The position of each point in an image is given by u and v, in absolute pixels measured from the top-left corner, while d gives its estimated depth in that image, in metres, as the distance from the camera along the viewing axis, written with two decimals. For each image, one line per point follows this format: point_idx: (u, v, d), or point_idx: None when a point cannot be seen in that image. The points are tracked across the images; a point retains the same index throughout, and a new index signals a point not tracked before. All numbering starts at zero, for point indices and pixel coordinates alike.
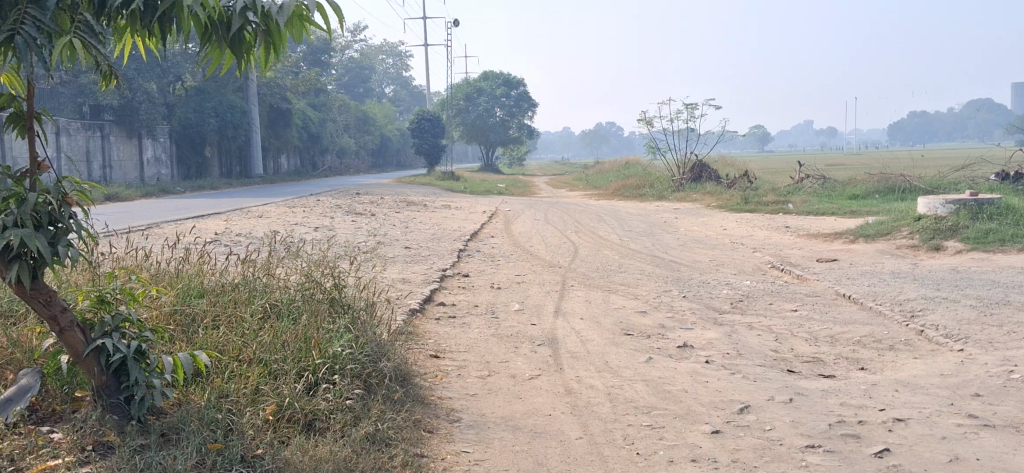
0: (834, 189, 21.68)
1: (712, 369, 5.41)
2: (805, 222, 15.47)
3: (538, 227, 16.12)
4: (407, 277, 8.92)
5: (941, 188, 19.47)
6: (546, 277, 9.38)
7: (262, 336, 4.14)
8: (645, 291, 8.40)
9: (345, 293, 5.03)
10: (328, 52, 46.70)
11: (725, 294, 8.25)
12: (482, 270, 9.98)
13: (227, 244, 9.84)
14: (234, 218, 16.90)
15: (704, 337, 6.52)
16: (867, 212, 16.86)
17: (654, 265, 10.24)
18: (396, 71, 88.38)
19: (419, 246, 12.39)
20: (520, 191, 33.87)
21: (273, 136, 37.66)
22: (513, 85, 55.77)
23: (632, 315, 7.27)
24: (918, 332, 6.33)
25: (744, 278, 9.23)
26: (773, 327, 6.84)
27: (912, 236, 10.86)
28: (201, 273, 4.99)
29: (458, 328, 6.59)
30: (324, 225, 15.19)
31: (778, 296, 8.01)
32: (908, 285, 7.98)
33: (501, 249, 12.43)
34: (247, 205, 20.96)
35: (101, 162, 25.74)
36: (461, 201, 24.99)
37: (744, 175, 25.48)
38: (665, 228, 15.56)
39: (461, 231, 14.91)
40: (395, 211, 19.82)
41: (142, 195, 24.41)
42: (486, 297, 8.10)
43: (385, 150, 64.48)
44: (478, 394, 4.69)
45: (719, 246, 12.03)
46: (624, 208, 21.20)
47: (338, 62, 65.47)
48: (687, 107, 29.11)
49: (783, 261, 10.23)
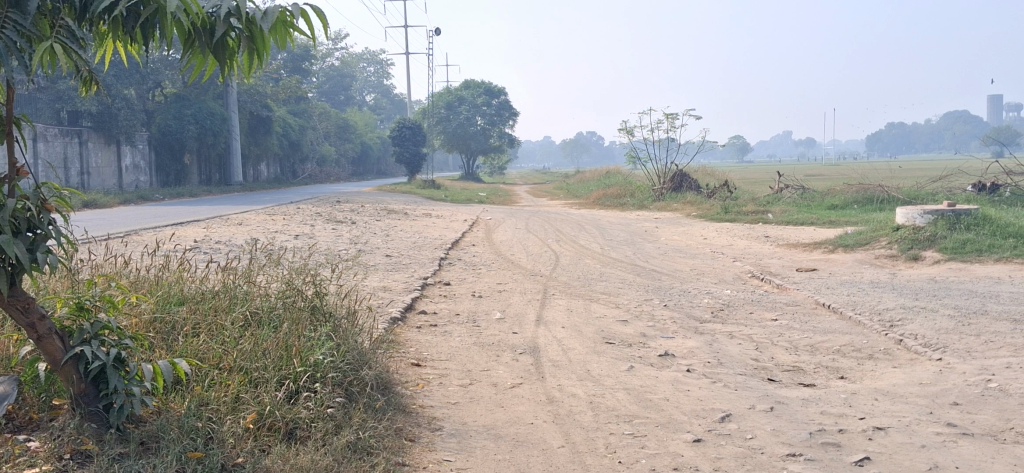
0: (813, 200, 21.82)
1: (693, 378, 5.43)
2: (784, 232, 15.57)
3: (519, 236, 16.13)
4: (388, 285, 8.90)
5: (919, 199, 19.64)
6: (527, 285, 9.38)
7: (242, 344, 4.11)
8: (626, 300, 8.42)
9: (326, 301, 5.00)
10: (309, 60, 46.58)
11: (706, 303, 8.27)
12: (463, 279, 9.98)
13: (206, 252, 9.80)
14: (213, 225, 16.82)
15: (685, 346, 6.54)
16: (846, 223, 16.97)
17: (635, 274, 10.27)
18: (377, 79, 88.30)
19: (399, 254, 12.37)
20: (501, 199, 33.92)
21: (253, 144, 37.51)
22: (494, 94, 55.82)
23: (613, 324, 7.28)
24: (897, 341, 6.37)
25: (724, 287, 9.27)
26: (753, 336, 6.87)
27: (890, 246, 10.94)
28: (181, 281, 4.96)
29: (440, 336, 6.58)
30: (304, 233, 15.15)
31: (758, 306, 8.04)
32: (887, 294, 8.03)
33: (482, 258, 12.42)
34: (226, 212, 20.88)
35: (78, 169, 25.58)
36: (442, 209, 24.98)
37: (724, 185, 25.60)
38: (646, 237, 15.63)
39: (441, 240, 14.90)
40: (376, 219, 19.79)
41: (120, 201, 24.26)
42: (467, 306, 8.09)
43: (366, 158, 64.41)
44: (460, 403, 4.68)
45: (700, 255, 12.07)
46: (604, 217, 21.26)
47: (319, 69, 65.37)
48: (668, 117, 29.24)
49: (762, 271, 10.28)
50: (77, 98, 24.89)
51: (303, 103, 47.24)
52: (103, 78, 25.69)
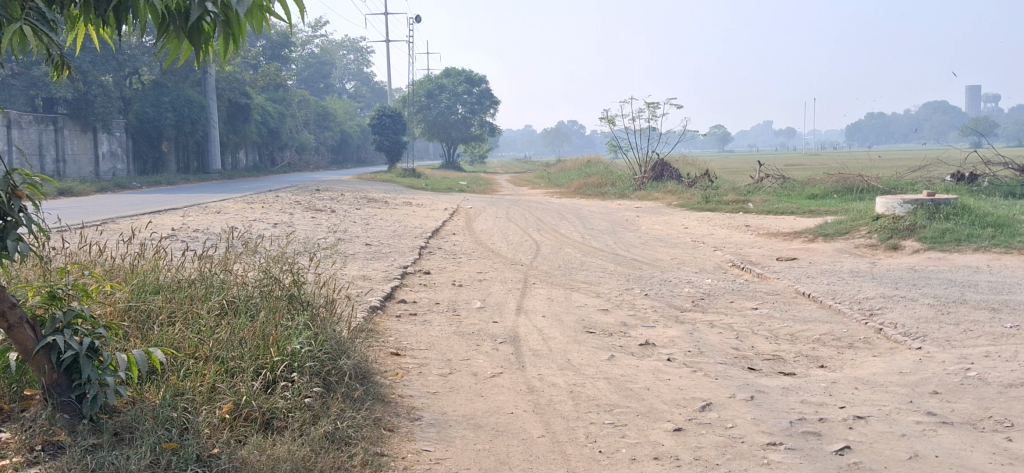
0: (793, 189, 21.89)
1: (673, 367, 5.43)
2: (764, 221, 15.62)
3: (500, 225, 16.09)
4: (368, 273, 8.86)
5: (899, 189, 19.74)
6: (508, 274, 9.36)
7: (219, 333, 4.06)
8: (607, 289, 8.41)
9: (305, 290, 4.94)
10: (288, 47, 46.28)
11: (687, 292, 8.27)
12: (443, 267, 9.94)
13: (183, 241, 9.72)
14: (191, 213, 16.69)
15: (666, 335, 6.53)
16: (827, 212, 17.04)
17: (616, 263, 10.26)
18: (357, 66, 87.95)
19: (380, 243, 12.31)
20: (482, 188, 33.87)
21: (231, 131, 37.26)
22: (475, 83, 55.65)
23: (593, 313, 7.26)
24: (877, 330, 6.38)
25: (704, 276, 9.28)
26: (734, 325, 6.87)
27: (870, 235, 10.98)
28: (157, 269, 4.90)
29: (420, 325, 6.54)
30: (283, 221, 15.07)
31: (738, 295, 8.05)
32: (866, 283, 8.05)
33: (463, 246, 12.39)
34: (204, 200, 20.74)
35: (54, 156, 25.36)
36: (422, 198, 24.92)
37: (705, 174, 25.66)
38: (626, 226, 15.64)
39: (422, 228, 14.83)
40: (356, 207, 19.72)
41: (97, 189, 24.05)
42: (447, 294, 8.05)
43: (346, 146, 64.17)
44: (440, 392, 4.65)
45: (680, 244, 12.08)
46: (585, 206, 21.26)
47: (299, 57, 65.02)
48: (649, 106, 29.26)
49: (743, 260, 10.30)
50: (53, 84, 24.65)
51: (282, 91, 46.95)
52: (79, 65, 25.41)
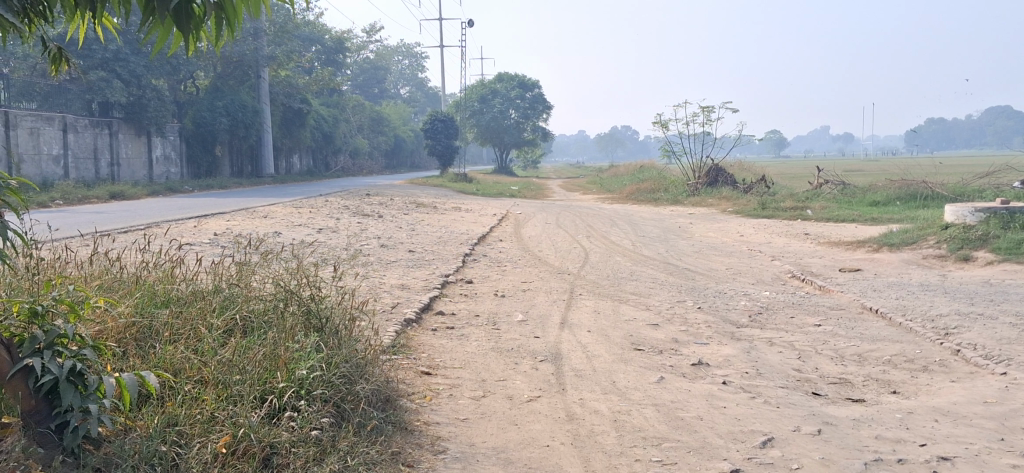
0: (853, 196, 21.16)
1: (729, 392, 4.93)
2: (825, 229, 14.99)
3: (549, 231, 15.67)
4: (406, 283, 8.49)
5: (967, 195, 18.93)
6: (554, 284, 8.91)
7: (226, 353, 3.68)
8: (658, 301, 7.90)
9: (324, 305, 4.56)
10: (342, 52, 46.36)
11: (743, 306, 7.74)
12: (487, 277, 9.51)
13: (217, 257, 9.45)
14: (237, 218, 16.49)
15: (721, 354, 6.04)
16: (890, 220, 16.37)
17: (667, 273, 9.75)
18: (411, 72, 88.32)
19: (423, 250, 11.94)
20: (533, 193, 33.51)
21: (285, 136, 37.36)
22: (528, 87, 55.39)
23: (642, 328, 6.77)
24: (954, 352, 5.83)
25: (763, 288, 8.73)
26: (796, 343, 6.35)
27: (939, 245, 10.32)
28: (167, 279, 4.54)
29: (456, 341, 6.11)
30: (328, 227, 14.78)
31: (800, 309, 7.51)
32: (939, 298, 7.45)
33: (510, 254, 11.96)
34: (253, 204, 20.57)
35: (108, 160, 25.54)
36: (472, 203, 24.57)
37: (762, 180, 25.02)
38: (680, 233, 15.13)
39: (468, 235, 14.44)
40: (404, 212, 19.41)
41: (149, 193, 24.09)
42: (488, 306, 7.61)
43: (400, 150, 64.28)
44: (469, 419, 4.22)
45: (736, 254, 11.51)
46: (637, 212, 20.74)
47: (354, 62, 65.23)
48: (704, 109, 28.65)
49: (803, 271, 9.72)
50: (108, 88, 24.47)
51: (336, 95, 47.03)
52: (135, 69, 25.46)
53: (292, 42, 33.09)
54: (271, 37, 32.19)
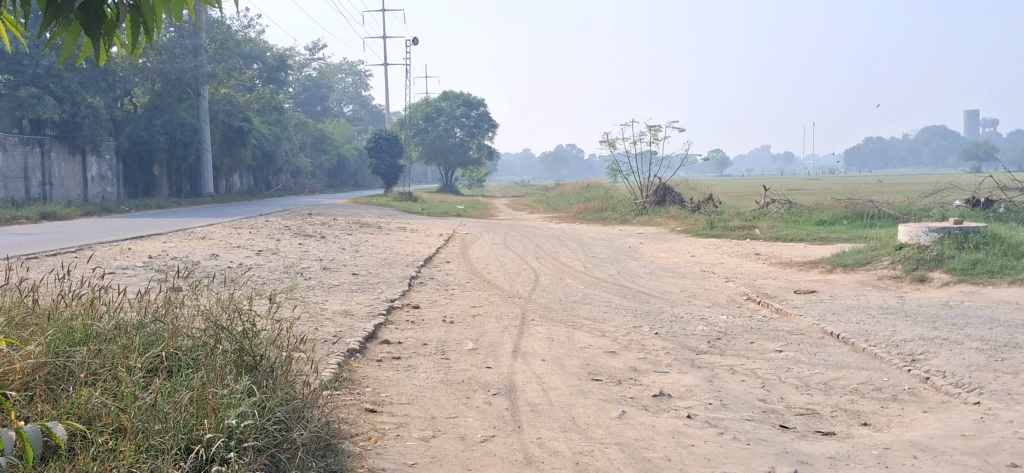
0: (800, 214, 21.20)
1: (696, 427, 4.64)
2: (775, 249, 14.92)
3: (497, 252, 15.38)
4: (350, 310, 8.10)
5: (912, 215, 19.05)
6: (505, 309, 8.59)
7: (148, 396, 3.26)
8: (613, 327, 7.61)
9: (259, 341, 4.16)
10: (285, 70, 45.73)
11: (700, 331, 7.48)
12: (435, 301, 9.15)
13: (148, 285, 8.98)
14: (173, 240, 15.90)
15: (682, 383, 5.76)
16: (839, 240, 16.39)
17: (620, 296, 9.48)
18: (354, 89, 87.70)
19: (367, 273, 11.55)
20: (479, 212, 33.22)
21: (225, 155, 36.64)
22: (473, 106, 55.37)
23: (599, 357, 6.46)
24: (923, 379, 5.61)
25: (719, 312, 8.50)
26: (758, 371, 6.09)
27: (893, 266, 10.22)
28: (84, 311, 4.09)
29: (402, 373, 5.74)
30: (269, 249, 14.30)
31: (759, 335, 7.27)
32: (901, 321, 7.27)
33: (457, 276, 11.61)
34: (191, 225, 19.94)
35: (40, 179, 24.69)
36: (417, 223, 24.18)
37: (709, 199, 25.02)
38: (630, 254, 14.95)
39: (414, 256, 14.07)
40: (348, 233, 18.98)
41: (82, 213, 23.29)
42: (436, 333, 7.24)
43: (343, 170, 63.62)
44: (418, 464, 3.86)
45: (689, 275, 11.32)
46: (586, 232, 20.55)
47: (297, 80, 64.48)
48: (650, 129, 28.67)
49: (759, 293, 9.53)
50: (40, 105, 23.57)
51: (279, 114, 46.31)
52: (69, 86, 24.67)
53: (233, 59, 32.34)
54: (210, 54, 31.41)
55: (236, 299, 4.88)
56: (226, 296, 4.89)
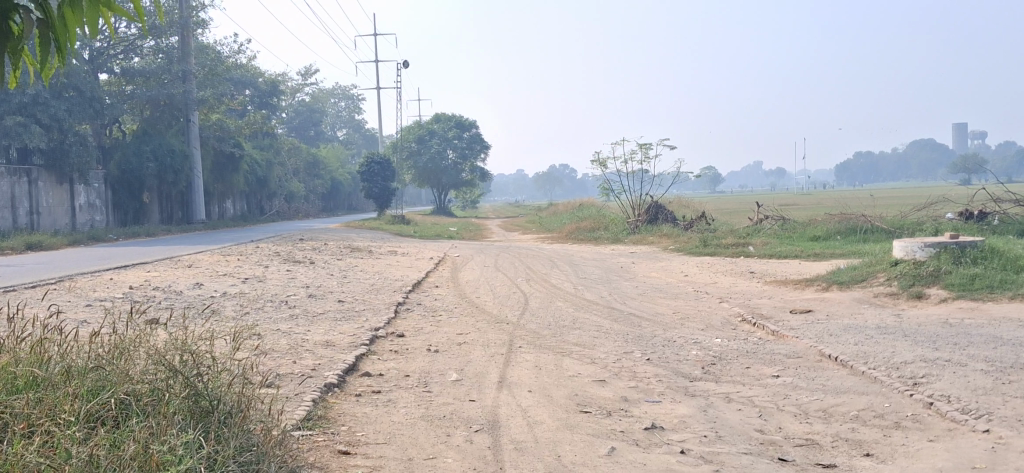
0: (794, 230, 20.98)
1: (689, 465, 4.37)
2: (769, 266, 14.69)
3: (487, 275, 15.13)
4: (331, 340, 7.81)
5: (907, 229, 18.85)
6: (491, 336, 8.31)
7: (86, 452, 3.02)
8: (603, 353, 7.33)
9: (215, 389, 3.91)
10: (276, 95, 45.59)
11: (695, 356, 7.21)
12: (420, 329, 8.86)
13: (125, 319, 8.72)
14: (158, 269, 15.60)
15: (675, 414, 5.49)
16: (834, 256, 16.18)
17: (611, 319, 9.21)
18: (347, 113, 87.73)
19: (354, 300, 11.28)
20: (471, 234, 32.99)
21: (216, 180, 36.40)
22: (465, 127, 55.35)
23: (588, 386, 6.19)
24: (926, 404, 5.35)
25: (713, 335, 8.24)
26: (755, 399, 5.83)
27: (890, 283, 9.98)
28: (28, 356, 3.85)
29: (382, 408, 5.45)
30: (254, 276, 14.03)
31: (754, 359, 7.01)
32: (901, 341, 7.01)
33: (445, 301, 11.34)
34: (178, 253, 19.66)
35: (27, 208, 24.42)
36: (408, 246, 23.93)
37: (702, 217, 24.80)
38: (622, 274, 14.72)
39: (402, 281, 13.80)
40: (338, 258, 18.73)
41: (69, 242, 22.99)
42: (419, 363, 6.96)
43: (336, 194, 63.40)
44: None
45: (682, 295, 11.06)
46: (579, 252, 20.31)
47: (288, 104, 64.34)
48: (642, 146, 28.50)
49: (754, 314, 9.26)
50: (27, 133, 23.25)
51: (271, 139, 46.11)
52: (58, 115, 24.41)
53: (223, 84, 31.90)
54: (201, 80, 30.81)
55: (194, 340, 4.66)
56: (184, 336, 4.67)
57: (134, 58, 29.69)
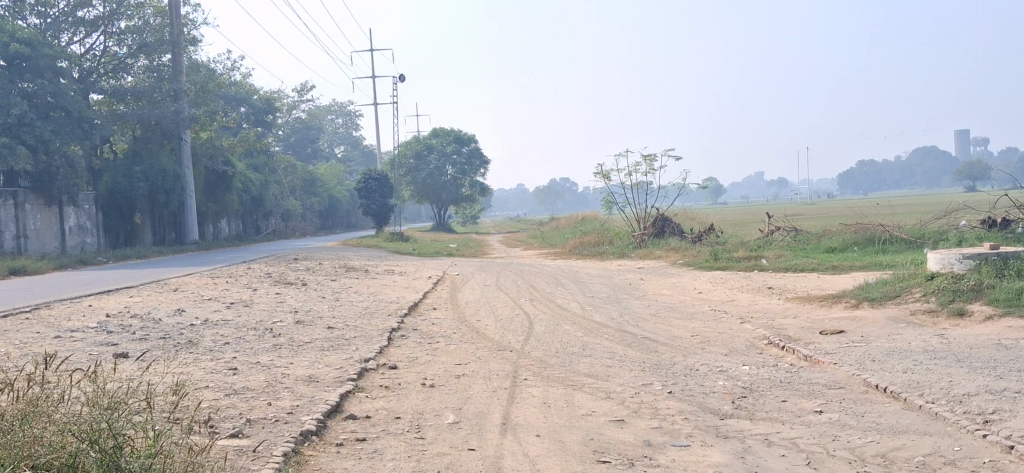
0: (807, 242, 20.18)
1: None
2: (786, 281, 13.90)
3: (488, 295, 14.35)
4: (315, 375, 7.02)
5: (926, 239, 18.08)
6: (494, 366, 7.51)
7: None
8: (619, 386, 6.52)
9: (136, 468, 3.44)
10: (272, 113, 44.90)
11: (722, 388, 6.39)
12: (416, 359, 8.06)
13: (91, 354, 7.89)
14: (140, 294, 14.75)
15: (708, 462, 4.68)
16: (852, 269, 15.40)
17: (625, 345, 8.39)
18: (347, 130, 87.29)
19: (344, 326, 10.45)
20: (471, 250, 32.25)
21: (210, 200, 35.58)
22: (463, 142, 54.71)
23: (604, 428, 5.38)
24: (1006, 448, 4.57)
25: (738, 362, 7.44)
26: (799, 442, 5.00)
27: (926, 299, 9.19)
28: None
29: (364, 462, 4.64)
30: (241, 301, 13.23)
31: (790, 390, 6.21)
32: (958, 369, 6.20)
33: (443, 326, 10.53)
34: (166, 276, 18.83)
35: (13, 232, 23.64)
36: (405, 264, 23.14)
37: (709, 229, 24.03)
38: (631, 292, 13.94)
39: (397, 304, 12.98)
40: (332, 278, 17.95)
41: (54, 266, 22.16)
42: (412, 402, 6.15)
43: (334, 211, 62.74)
44: None
45: (699, 316, 10.25)
46: (583, 269, 19.54)
47: (285, 122, 63.74)
48: (646, 158, 27.76)
49: (780, 337, 8.45)
50: (13, 155, 22.43)
51: (266, 157, 45.37)
52: (45, 138, 23.58)
53: (215, 101, 31.11)
54: (191, 97, 29.95)
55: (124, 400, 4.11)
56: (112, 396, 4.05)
57: (126, 77, 28.90)
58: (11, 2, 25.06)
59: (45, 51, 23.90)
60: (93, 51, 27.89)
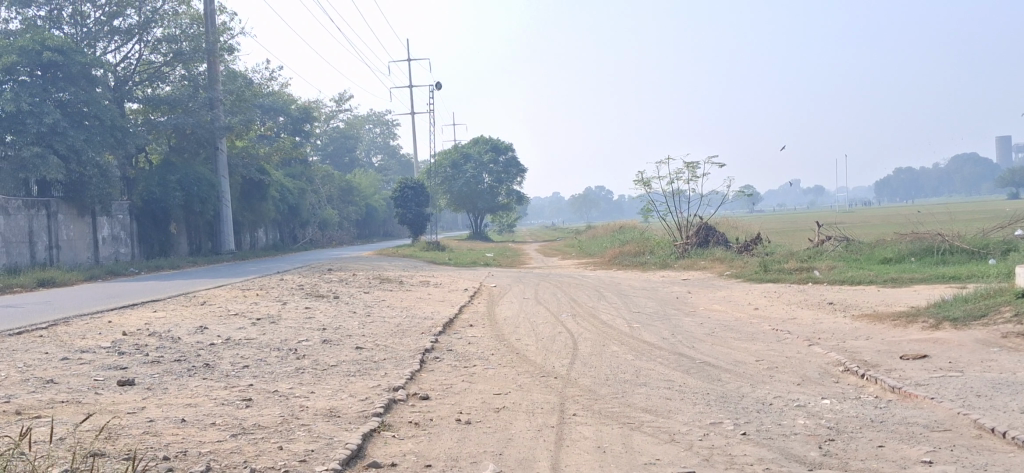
0: (860, 252, 19.18)
1: None
2: (847, 295, 12.95)
3: (528, 309, 13.53)
4: (339, 408, 6.21)
5: (989, 250, 17.02)
6: (538, 397, 6.68)
7: None
8: (684, 425, 5.64)
9: None
10: (309, 121, 44.53)
11: (805, 428, 5.51)
12: (450, 387, 7.23)
13: (93, 381, 7.14)
14: (164, 308, 14.05)
15: None
16: (915, 281, 14.42)
17: (683, 371, 7.50)
18: (384, 140, 87.38)
19: (374, 346, 9.65)
20: (508, 260, 31.49)
21: (246, 209, 35.09)
22: (500, 150, 54.05)
23: None
24: None
25: (815, 393, 6.54)
26: None
27: (1017, 321, 8.23)
28: None
29: None
30: (268, 316, 12.52)
31: (886, 433, 5.30)
32: None
33: (481, 346, 9.71)
34: (194, 288, 18.17)
35: (46, 242, 23.01)
36: (440, 275, 22.37)
37: (756, 239, 23.07)
38: (680, 306, 13.06)
39: (430, 320, 12.20)
40: (364, 291, 17.24)
41: (85, 277, 21.63)
42: (446, 444, 5.35)
43: (371, 221, 62.40)
44: None
45: (761, 336, 9.34)
46: (626, 280, 18.69)
47: (323, 132, 63.65)
48: (688, 166, 26.86)
49: (859, 362, 7.53)
50: (44, 165, 21.87)
51: (302, 166, 44.98)
52: (79, 148, 23.05)
53: (252, 110, 30.60)
54: (227, 106, 29.44)
55: None
56: None
57: (162, 85, 28.42)
58: (47, 11, 24.57)
59: (77, 58, 23.26)
60: (128, 60, 27.45)
